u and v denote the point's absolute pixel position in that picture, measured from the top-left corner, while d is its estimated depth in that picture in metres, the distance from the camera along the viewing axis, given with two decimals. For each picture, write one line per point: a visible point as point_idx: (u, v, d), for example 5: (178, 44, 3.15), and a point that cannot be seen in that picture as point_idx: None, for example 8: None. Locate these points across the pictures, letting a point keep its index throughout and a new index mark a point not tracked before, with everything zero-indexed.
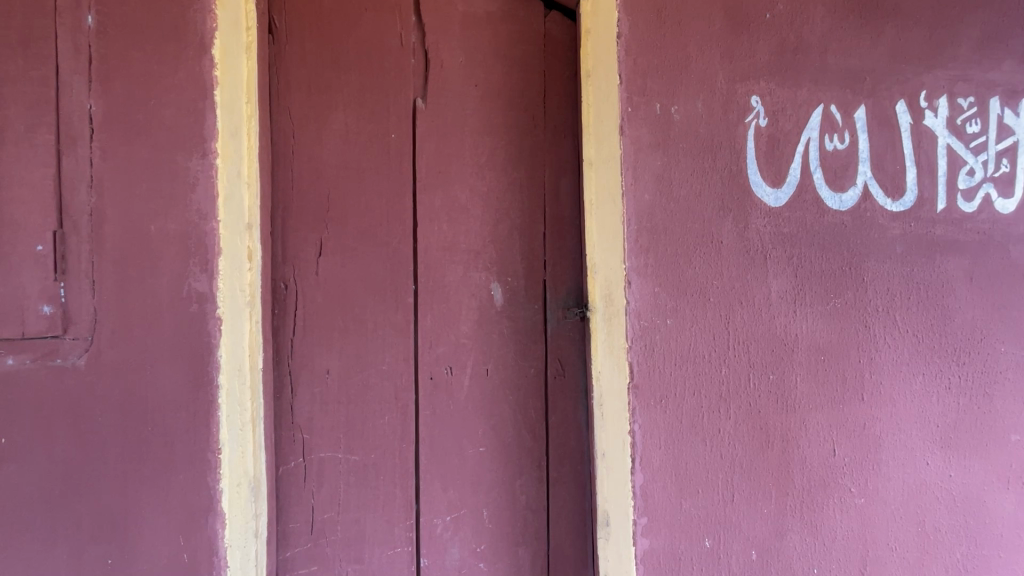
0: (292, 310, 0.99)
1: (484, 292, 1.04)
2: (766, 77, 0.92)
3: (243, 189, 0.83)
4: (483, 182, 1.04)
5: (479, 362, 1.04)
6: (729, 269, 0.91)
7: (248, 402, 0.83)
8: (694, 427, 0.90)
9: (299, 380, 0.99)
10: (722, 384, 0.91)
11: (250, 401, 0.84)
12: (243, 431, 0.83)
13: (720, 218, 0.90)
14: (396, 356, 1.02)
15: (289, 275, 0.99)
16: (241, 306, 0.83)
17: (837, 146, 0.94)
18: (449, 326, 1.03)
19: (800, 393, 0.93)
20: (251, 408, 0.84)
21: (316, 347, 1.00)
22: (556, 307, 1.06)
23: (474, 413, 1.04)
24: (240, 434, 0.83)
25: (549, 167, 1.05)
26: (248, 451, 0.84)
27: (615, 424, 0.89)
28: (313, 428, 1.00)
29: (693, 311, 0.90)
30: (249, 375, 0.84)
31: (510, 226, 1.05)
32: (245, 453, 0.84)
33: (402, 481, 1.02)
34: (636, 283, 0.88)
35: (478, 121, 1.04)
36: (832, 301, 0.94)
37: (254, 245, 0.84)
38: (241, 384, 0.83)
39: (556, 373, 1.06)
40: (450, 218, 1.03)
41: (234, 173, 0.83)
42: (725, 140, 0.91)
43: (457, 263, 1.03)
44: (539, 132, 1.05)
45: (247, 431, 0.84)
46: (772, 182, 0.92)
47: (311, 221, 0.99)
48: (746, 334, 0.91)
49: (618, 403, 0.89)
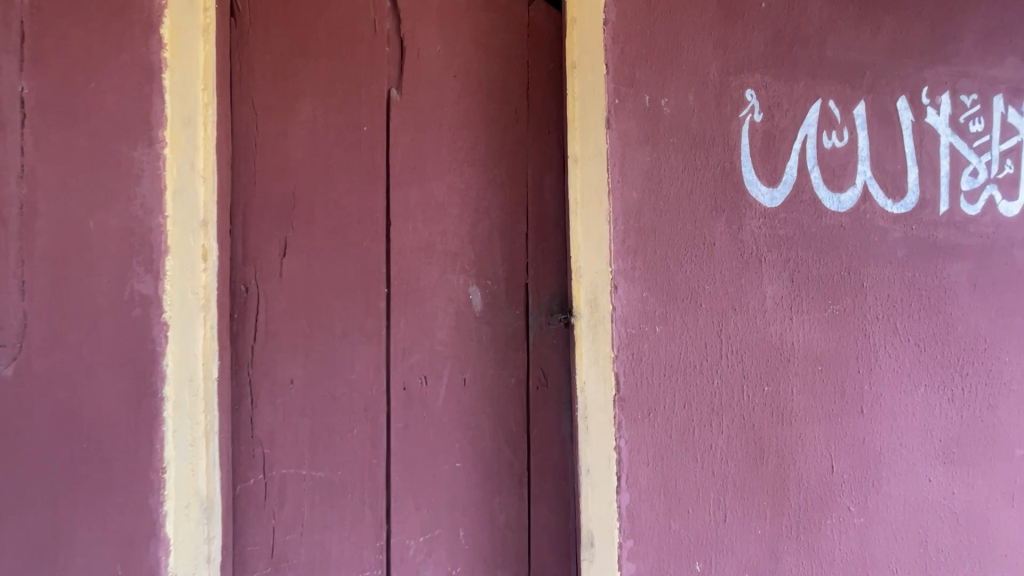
0: (253, 314, 0.91)
1: (461, 296, 0.98)
2: (761, 69, 0.87)
3: (196, 184, 0.77)
4: (461, 179, 0.98)
5: (455, 370, 0.98)
6: (722, 273, 0.85)
7: (200, 414, 0.77)
8: (685, 442, 0.84)
9: (259, 390, 0.92)
10: (714, 396, 0.85)
11: (202, 413, 0.77)
12: (194, 446, 0.77)
13: (712, 219, 0.85)
14: (366, 364, 0.95)
15: (250, 276, 0.91)
16: (193, 309, 0.77)
17: (835, 143, 0.89)
18: (424, 332, 0.97)
19: (796, 405, 0.87)
20: (204, 421, 0.78)
21: (279, 354, 0.92)
22: (539, 313, 0.99)
23: (450, 425, 0.98)
24: (190, 450, 0.77)
25: (532, 165, 0.99)
26: (200, 468, 0.77)
27: (601, 439, 0.82)
28: (275, 443, 0.92)
29: (683, 317, 0.84)
30: (202, 386, 0.77)
31: (490, 226, 0.98)
32: (196, 470, 0.77)
33: (371, 499, 0.95)
34: (623, 288, 0.82)
35: (457, 114, 0.98)
36: (830, 307, 0.89)
37: (209, 244, 0.78)
38: (192, 395, 0.76)
39: (538, 383, 0.99)
40: (426, 217, 0.97)
41: (187, 166, 0.77)
42: (717, 136, 0.85)
43: (433, 265, 0.97)
44: (522, 126, 0.99)
45: (198, 447, 0.77)
46: (767, 181, 0.87)
47: (275, 219, 0.92)
48: (740, 342, 0.86)
49: (602, 415, 0.82)
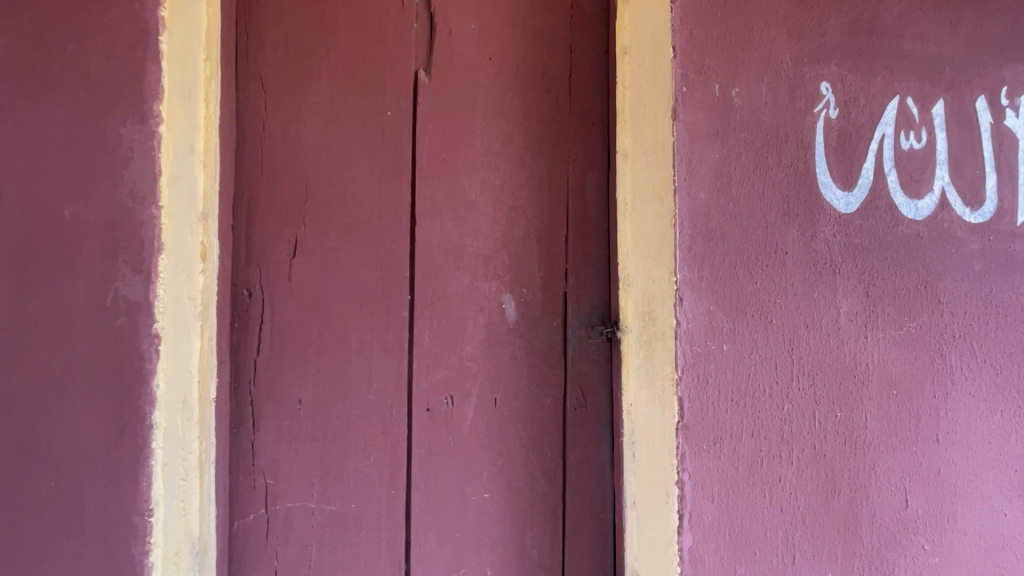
0: (257, 323, 0.79)
1: (494, 305, 0.87)
2: (838, 60, 0.78)
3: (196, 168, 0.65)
4: (496, 174, 0.87)
5: (486, 390, 0.87)
6: (794, 286, 0.76)
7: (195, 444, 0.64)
8: (752, 475, 0.75)
9: (263, 411, 0.79)
10: (784, 424, 0.76)
11: (197, 442, 0.64)
12: (186, 482, 0.64)
13: (784, 225, 0.76)
14: (385, 382, 0.83)
15: (254, 280, 0.79)
16: (189, 318, 0.64)
17: (913, 144, 0.81)
18: (451, 346, 0.86)
19: (869, 432, 0.78)
20: (199, 452, 0.65)
21: (286, 370, 0.80)
22: (579, 326, 0.89)
23: (479, 451, 0.87)
24: (181, 486, 0.64)
25: (573, 160, 0.89)
26: (192, 509, 0.64)
27: (652, 471, 0.74)
28: (279, 473, 0.80)
29: (752, 335, 0.75)
30: (196, 409, 0.64)
31: (526, 228, 0.88)
32: (188, 512, 0.64)
33: (389, 536, 0.83)
34: (689, 301, 0.74)
35: (492, 101, 0.87)
36: (905, 325, 0.80)
37: (209, 240, 0.66)
38: (186, 420, 0.64)
39: (577, 405, 0.89)
40: (455, 216, 0.86)
41: (185, 147, 0.64)
42: (789, 133, 0.77)
43: (463, 270, 0.86)
44: (564, 117, 0.89)
45: (191, 482, 0.64)
46: (843, 183, 0.78)
47: (284, 215, 0.80)
48: (812, 363, 0.76)
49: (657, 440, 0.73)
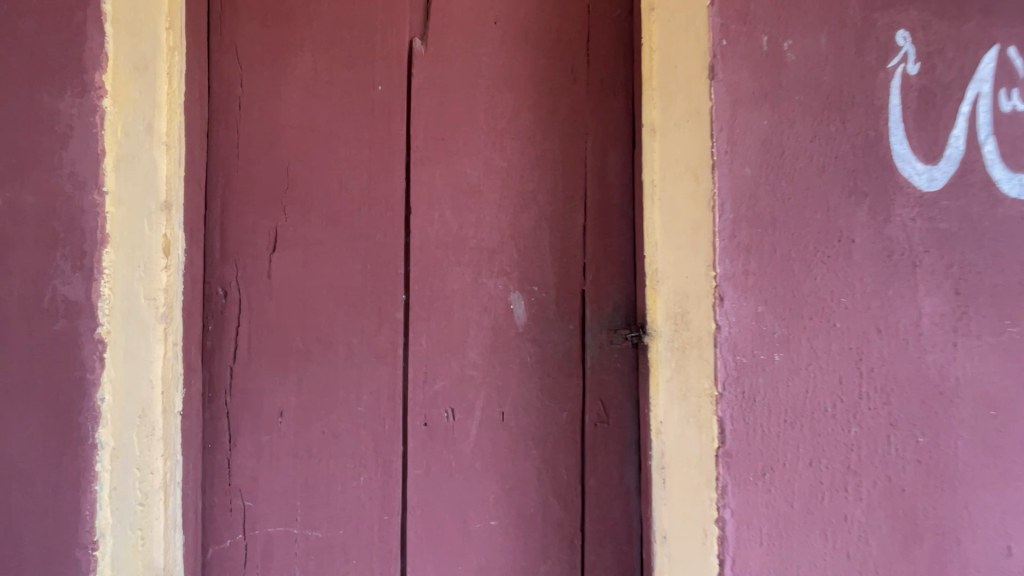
0: (233, 326, 0.71)
1: (500, 305, 0.76)
2: (919, 3, 0.63)
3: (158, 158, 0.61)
4: (502, 155, 0.76)
5: (491, 403, 0.76)
6: (863, 282, 0.62)
7: (158, 461, 0.60)
8: (809, 513, 0.61)
9: (239, 424, 0.71)
10: (851, 452, 0.62)
11: (161, 459, 0.60)
12: (147, 506, 0.59)
13: (850, 207, 0.62)
14: (376, 393, 0.73)
15: (229, 278, 0.71)
16: (147, 323, 0.59)
17: (1019, 104, 0.63)
18: (450, 353, 0.75)
19: (961, 463, 0.63)
20: (164, 469, 0.60)
21: (265, 378, 0.71)
22: (599, 330, 0.76)
23: (483, 472, 0.76)
24: (139, 511, 0.58)
25: (591, 138, 0.77)
26: (154, 535, 0.59)
27: (684, 496, 0.65)
28: (258, 494, 0.71)
29: (811, 342, 0.61)
30: (158, 424, 0.60)
31: (537, 217, 0.76)
32: (148, 539, 0.59)
33: (381, 568, 0.74)
34: (731, 300, 0.61)
35: (496, 71, 0.76)
36: (1007, 330, 0.63)
37: (173, 239, 0.62)
38: (147, 435, 0.59)
39: (596, 421, 0.77)
40: (455, 204, 0.75)
41: (139, 130, 0.59)
42: (858, 93, 0.62)
43: (464, 266, 0.75)
44: (581, 88, 0.77)
45: (151, 503, 0.59)
46: (925, 154, 0.63)
47: (263, 204, 0.72)
48: (887, 377, 0.62)
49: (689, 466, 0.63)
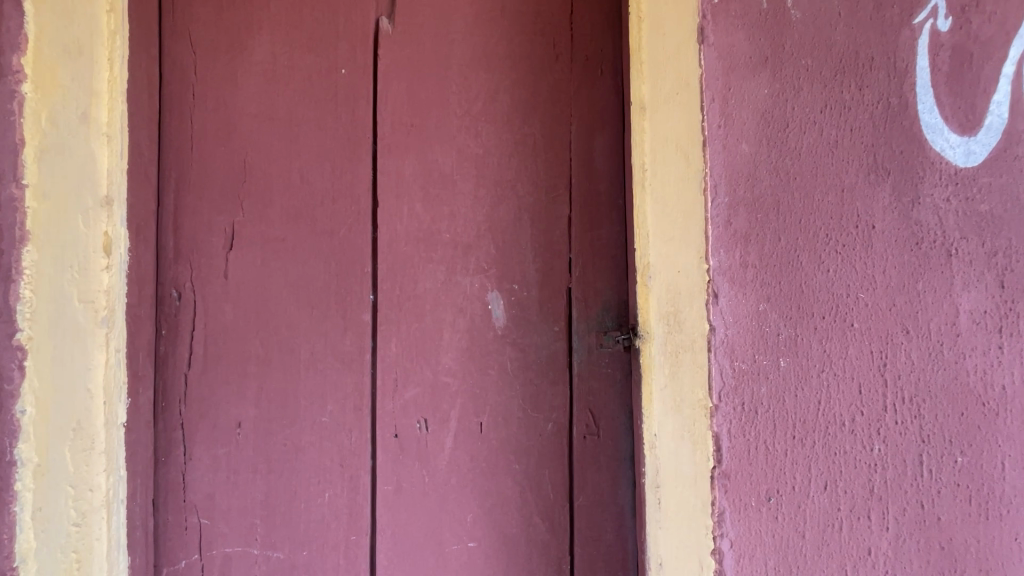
0: (188, 331, 0.66)
1: (476, 306, 0.69)
2: None
3: (95, 148, 0.56)
4: (477, 141, 0.69)
5: (468, 413, 0.69)
6: (887, 276, 0.53)
7: (98, 478, 0.55)
8: (825, 545, 0.53)
9: (195, 436, 0.66)
10: (874, 473, 0.53)
11: (101, 476, 0.55)
12: (82, 527, 0.54)
13: (869, 187, 0.53)
14: (341, 403, 0.68)
15: (184, 279, 0.67)
16: (82, 328, 0.55)
17: None
18: (423, 358, 0.69)
19: (1010, 489, 0.53)
20: (104, 487, 0.55)
21: (222, 386, 0.67)
22: (587, 332, 0.69)
23: (460, 490, 0.69)
24: (74, 532, 0.54)
25: (576, 120, 0.69)
26: (91, 558, 0.54)
27: (681, 528, 0.54)
28: (215, 511, 0.66)
29: (824, 345, 0.53)
30: (98, 437, 0.55)
31: (517, 208, 0.69)
32: (84, 563, 0.54)
33: None
34: (726, 297, 0.53)
35: (469, 50, 0.70)
36: None
37: (113, 234, 0.57)
38: (83, 450, 0.54)
39: (586, 433, 0.69)
40: (426, 195, 0.69)
41: (71, 121, 0.55)
42: (877, 56, 0.53)
43: (437, 263, 0.69)
44: (565, 65, 0.70)
45: (90, 525, 0.54)
46: (960, 124, 0.53)
47: (220, 199, 0.67)
48: (916, 386, 0.53)
49: (685, 489, 0.54)
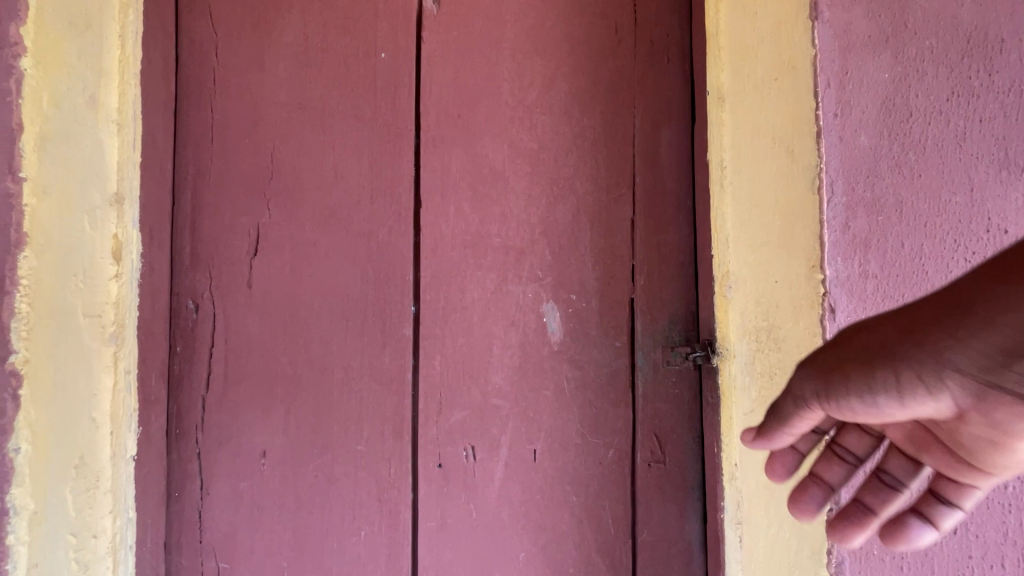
0: (207, 347, 0.59)
1: (530, 318, 0.62)
2: None
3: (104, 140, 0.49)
4: (532, 135, 0.62)
5: (521, 438, 0.62)
6: None
7: (105, 520, 0.48)
8: None
9: (213, 467, 0.58)
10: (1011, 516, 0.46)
11: (108, 516, 0.48)
12: None
13: (1003, 187, 0.46)
14: (379, 428, 0.60)
15: (202, 288, 0.59)
16: (87, 346, 0.47)
17: None
18: (471, 377, 0.61)
19: None
20: (111, 529, 0.48)
21: (245, 410, 0.59)
22: (653, 347, 0.62)
23: (512, 525, 0.61)
24: None
25: (640, 111, 0.62)
26: None
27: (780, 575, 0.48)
28: (236, 552, 0.58)
29: None
30: (105, 472, 0.48)
31: (575, 210, 0.62)
32: None
33: None
34: (845, 310, 0.45)
35: (522, 32, 0.63)
36: None
37: (123, 238, 0.50)
38: (86, 490, 0.47)
39: (651, 461, 0.62)
40: (474, 194, 0.62)
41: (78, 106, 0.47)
42: (1010, 36, 0.47)
43: (486, 270, 0.62)
44: (628, 51, 0.63)
45: None
46: None
47: (243, 198, 0.59)
48: None
49: (785, 530, 0.48)
